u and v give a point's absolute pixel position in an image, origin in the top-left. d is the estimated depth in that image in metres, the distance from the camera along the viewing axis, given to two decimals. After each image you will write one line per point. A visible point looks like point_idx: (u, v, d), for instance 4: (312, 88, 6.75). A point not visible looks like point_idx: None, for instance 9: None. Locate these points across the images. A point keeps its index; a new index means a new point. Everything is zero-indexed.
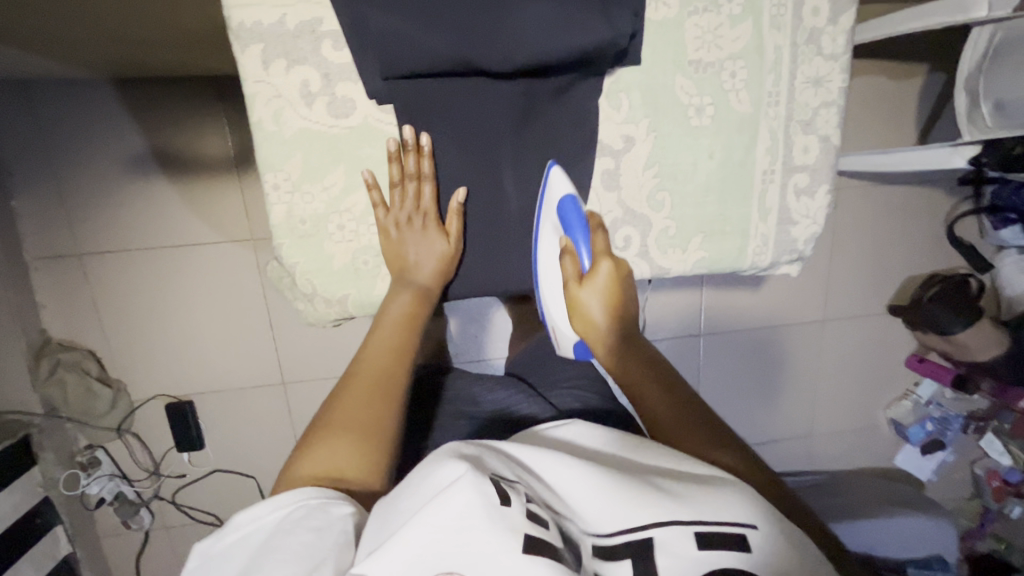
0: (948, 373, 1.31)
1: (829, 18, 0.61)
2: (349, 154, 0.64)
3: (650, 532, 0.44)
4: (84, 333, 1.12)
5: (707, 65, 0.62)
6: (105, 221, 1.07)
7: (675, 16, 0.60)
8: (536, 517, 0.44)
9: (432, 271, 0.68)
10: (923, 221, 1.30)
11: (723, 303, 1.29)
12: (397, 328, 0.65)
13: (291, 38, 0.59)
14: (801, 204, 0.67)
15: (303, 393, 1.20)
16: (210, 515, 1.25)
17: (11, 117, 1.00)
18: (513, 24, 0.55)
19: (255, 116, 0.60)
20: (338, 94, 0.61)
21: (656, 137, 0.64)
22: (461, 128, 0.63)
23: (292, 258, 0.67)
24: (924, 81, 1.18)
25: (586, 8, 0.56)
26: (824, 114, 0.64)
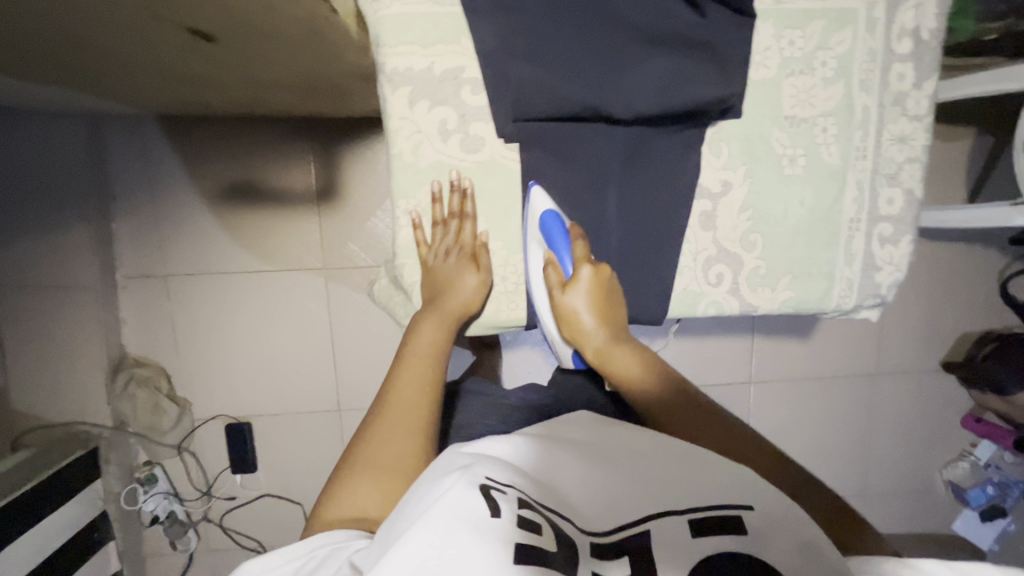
0: (1008, 434, 1.27)
1: (914, 83, 0.66)
2: (474, 186, 0.68)
3: (645, 525, 0.47)
4: (159, 349, 1.17)
5: (801, 120, 0.66)
6: (193, 243, 1.14)
7: (774, 77, 0.65)
8: (526, 522, 0.45)
9: (461, 304, 0.69)
10: (977, 279, 1.31)
11: (776, 350, 1.30)
12: (427, 360, 0.64)
13: (436, 82, 0.63)
14: (884, 251, 0.69)
15: (358, 421, 1.23)
16: (254, 542, 1.24)
17: (122, 148, 1.10)
18: (639, 78, 0.61)
19: (396, 148, 0.66)
20: (471, 133, 0.66)
21: (753, 183, 0.67)
22: (577, 164, 0.67)
23: (410, 277, 0.72)
24: (975, 144, 1.22)
25: (702, 66, 0.61)
26: (908, 169, 0.68)
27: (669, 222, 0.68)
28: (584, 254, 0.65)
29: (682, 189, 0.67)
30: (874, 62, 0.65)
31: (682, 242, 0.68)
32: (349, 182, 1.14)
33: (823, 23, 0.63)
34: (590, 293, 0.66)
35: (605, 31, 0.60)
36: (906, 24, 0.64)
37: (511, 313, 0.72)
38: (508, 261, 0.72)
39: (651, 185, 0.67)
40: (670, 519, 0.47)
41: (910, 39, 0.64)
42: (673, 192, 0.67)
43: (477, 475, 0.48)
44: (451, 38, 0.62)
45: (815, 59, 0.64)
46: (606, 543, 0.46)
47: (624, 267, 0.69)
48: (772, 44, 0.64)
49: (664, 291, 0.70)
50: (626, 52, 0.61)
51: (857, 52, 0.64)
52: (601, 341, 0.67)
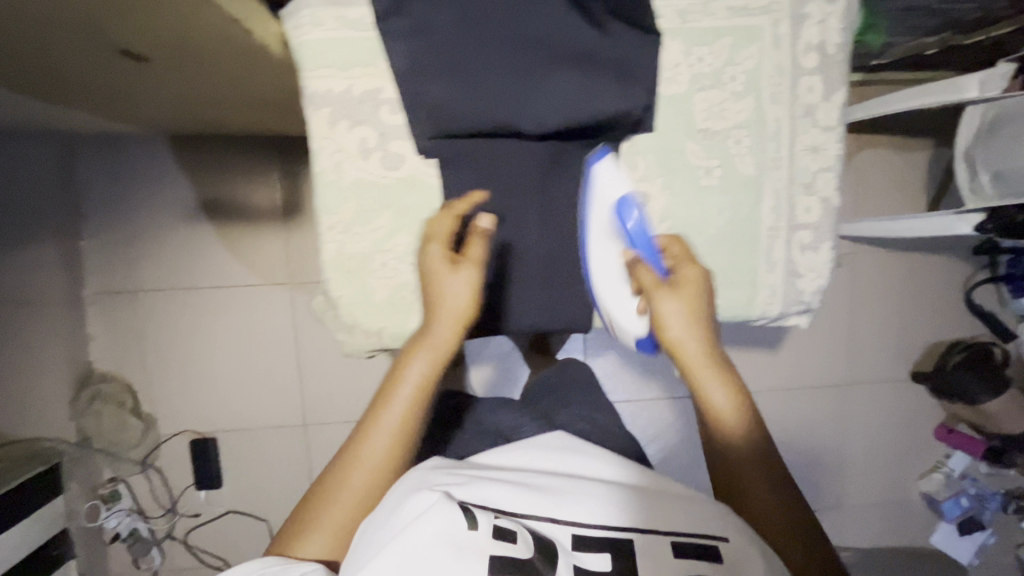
0: (980, 444, 1.27)
1: (822, 96, 0.66)
2: (396, 201, 0.64)
3: (624, 537, 0.55)
4: (126, 364, 1.18)
5: (715, 134, 0.66)
6: (159, 260, 1.16)
7: (684, 92, 0.65)
8: (502, 531, 0.53)
9: (452, 336, 0.61)
10: (941, 288, 1.32)
11: (743, 362, 1.30)
12: (407, 407, 0.60)
13: (355, 102, 0.62)
14: (805, 258, 0.70)
15: (323, 436, 1.23)
16: (218, 559, 1.23)
17: (91, 167, 1.13)
18: (546, 95, 0.62)
19: (316, 166, 0.63)
20: (391, 150, 0.63)
21: (672, 195, 0.68)
22: (492, 176, 0.66)
23: (337, 292, 0.65)
24: (931, 155, 1.25)
25: (607, 82, 0.63)
26: (823, 177, 0.69)
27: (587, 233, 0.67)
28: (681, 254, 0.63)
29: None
30: (783, 75, 0.66)
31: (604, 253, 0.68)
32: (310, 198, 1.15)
33: (731, 40, 0.64)
34: (688, 307, 0.61)
35: (512, 48, 0.61)
36: (811, 40, 0.65)
37: None
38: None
39: (570, 199, 0.67)
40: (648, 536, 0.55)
41: (816, 54, 0.65)
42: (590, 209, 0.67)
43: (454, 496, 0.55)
44: (368, 60, 0.61)
45: (724, 74, 0.65)
46: (580, 538, 0.55)
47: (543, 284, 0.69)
48: (681, 60, 0.64)
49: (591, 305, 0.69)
50: (535, 69, 0.61)
51: (765, 68, 0.65)
52: (699, 348, 0.62)
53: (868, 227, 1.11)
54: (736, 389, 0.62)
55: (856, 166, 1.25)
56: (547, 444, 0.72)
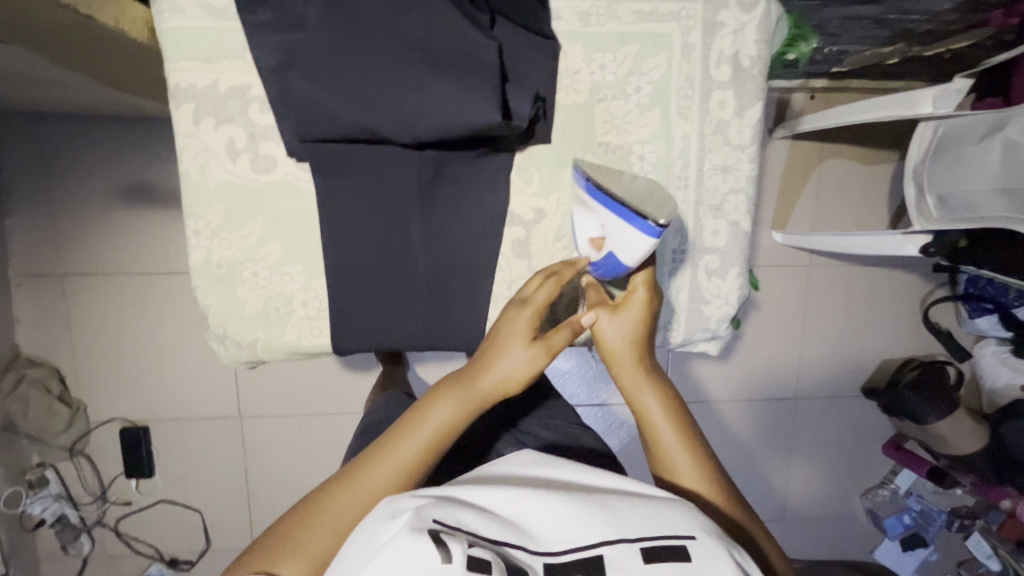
0: (925, 464, 1.26)
1: (734, 112, 0.61)
2: (268, 207, 0.60)
3: (600, 550, 0.41)
4: (52, 350, 1.14)
5: (615, 148, 0.62)
6: (86, 244, 1.12)
7: (585, 101, 0.61)
8: (477, 565, 0.38)
9: (495, 384, 0.55)
10: (897, 304, 1.30)
11: (690, 371, 1.28)
12: (424, 448, 0.52)
13: (222, 99, 0.57)
14: (712, 284, 0.66)
15: (257, 429, 1.20)
16: (150, 548, 1.22)
17: (14, 143, 1.08)
18: (412, 99, 0.52)
19: (182, 167, 0.58)
20: (261, 152, 0.58)
21: (567, 212, 0.63)
22: (369, 187, 0.59)
23: (205, 301, 0.61)
24: (894, 168, 1.20)
25: (486, 85, 0.53)
26: (732, 200, 0.63)
27: (475, 247, 0.63)
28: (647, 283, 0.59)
29: (491, 220, 0.63)
30: (692, 88, 0.61)
31: (496, 268, 0.64)
32: None
33: (636, 46, 0.60)
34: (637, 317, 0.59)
35: (376, 42, 0.52)
36: (724, 51, 0.60)
37: (312, 339, 0.63)
38: (309, 285, 0.62)
39: (457, 216, 0.62)
40: (627, 547, 0.42)
41: (729, 66, 0.60)
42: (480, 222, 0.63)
43: (424, 518, 0.42)
44: (236, 54, 0.56)
45: (628, 84, 0.61)
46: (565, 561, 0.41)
47: (429, 308, 0.64)
48: (581, 67, 0.60)
49: (481, 324, 0.66)
50: (407, 71, 0.52)
51: (673, 79, 0.61)
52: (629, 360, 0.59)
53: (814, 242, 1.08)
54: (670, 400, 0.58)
55: (814, 175, 1.21)
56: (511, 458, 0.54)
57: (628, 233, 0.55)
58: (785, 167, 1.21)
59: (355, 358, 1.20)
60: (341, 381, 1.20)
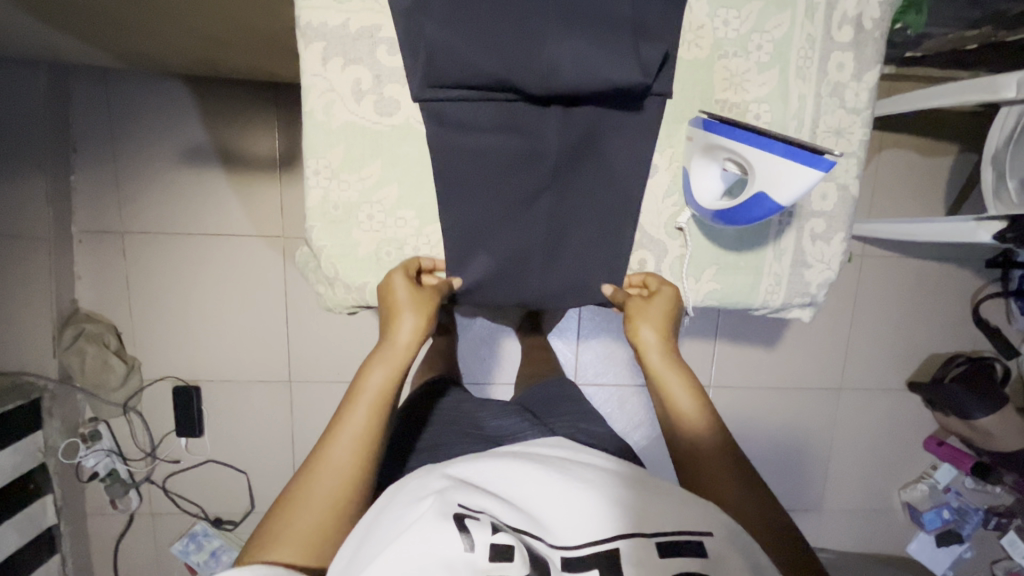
0: (969, 459, 1.26)
1: (853, 74, 0.58)
2: (388, 151, 0.58)
3: (618, 543, 0.50)
4: (112, 306, 1.16)
5: (733, 106, 0.59)
6: (151, 202, 1.13)
7: (707, 58, 0.58)
8: (497, 551, 0.47)
9: (414, 334, 0.59)
10: (948, 299, 1.29)
11: (738, 356, 1.28)
12: (368, 414, 0.57)
13: (351, 40, 0.55)
14: (816, 248, 0.62)
15: (306, 394, 1.21)
16: (197, 508, 1.24)
17: (87, 98, 1.09)
18: (549, 54, 0.51)
19: (306, 107, 0.56)
20: (386, 94, 0.56)
21: (680, 168, 0.61)
22: (488, 137, 0.58)
23: (318, 241, 0.60)
24: (955, 160, 1.20)
25: (621, 42, 0.52)
26: (843, 164, 0.61)
27: (590, 204, 0.61)
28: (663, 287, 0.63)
29: (610, 173, 0.60)
30: (813, 48, 0.58)
31: (608, 225, 0.62)
32: None
33: (759, 4, 0.57)
34: (659, 327, 0.63)
35: None
36: (848, 12, 0.57)
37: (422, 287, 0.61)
38: (421, 231, 0.61)
39: (574, 170, 0.60)
40: (642, 542, 0.50)
41: (852, 27, 0.57)
42: (599, 176, 0.60)
43: (449, 503, 0.51)
44: None
45: (749, 42, 0.58)
46: (577, 555, 0.50)
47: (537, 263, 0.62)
48: (705, 22, 0.57)
49: (590, 281, 0.64)
50: (542, 20, 0.52)
51: (795, 39, 0.57)
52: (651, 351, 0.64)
53: (878, 228, 1.08)
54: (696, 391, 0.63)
55: (874, 165, 1.20)
56: (535, 445, 0.65)
57: (790, 169, 0.49)
58: None
59: None
60: None
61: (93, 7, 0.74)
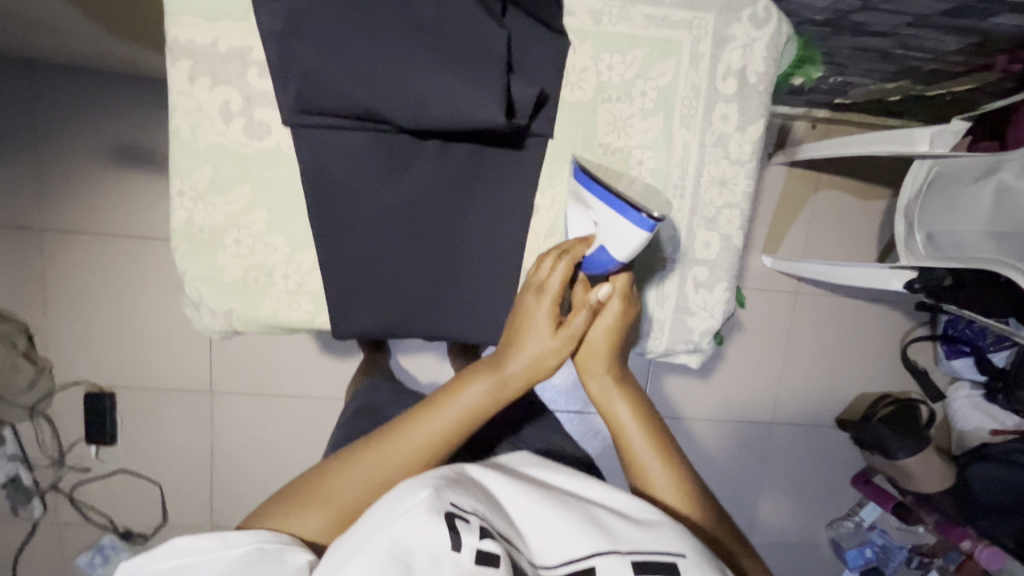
0: (892, 500, 1.27)
1: (737, 126, 0.59)
2: (259, 175, 0.56)
3: (591, 561, 0.43)
4: (24, 304, 1.11)
5: (616, 150, 0.58)
6: (71, 200, 1.09)
7: (590, 100, 0.57)
8: (484, 560, 0.40)
9: (525, 378, 0.54)
10: (877, 340, 1.31)
11: (670, 386, 1.28)
12: (451, 426, 0.51)
13: (221, 60, 0.53)
14: (698, 296, 0.62)
15: (227, 405, 1.18)
16: (105, 519, 1.19)
17: (10, 90, 1.05)
18: (414, 88, 0.49)
19: (172, 124, 0.54)
20: (256, 117, 0.55)
21: (562, 209, 0.59)
22: (360, 168, 0.55)
23: (182, 263, 0.58)
24: (887, 205, 1.22)
25: (492, 80, 0.50)
26: (727, 215, 0.61)
27: (471, 242, 0.60)
28: (625, 294, 0.54)
29: (491, 206, 0.59)
30: (696, 98, 0.58)
31: (490, 260, 0.60)
32: None
33: (644, 50, 0.56)
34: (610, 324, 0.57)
35: (380, 20, 0.48)
36: (732, 65, 0.57)
37: (291, 314, 0.60)
38: (291, 259, 0.59)
39: (454, 207, 0.58)
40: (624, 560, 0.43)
41: (735, 79, 0.57)
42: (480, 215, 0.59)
43: (444, 499, 0.42)
44: (240, 14, 0.52)
45: (633, 88, 0.57)
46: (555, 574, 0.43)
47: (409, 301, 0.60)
48: (589, 66, 0.56)
49: (469, 321, 0.62)
50: (407, 49, 0.49)
51: (678, 87, 0.57)
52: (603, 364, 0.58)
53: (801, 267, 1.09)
54: (644, 414, 0.57)
55: (807, 205, 1.22)
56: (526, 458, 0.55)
57: (622, 228, 0.50)
58: (783, 192, 1.21)
59: (338, 343, 1.18)
60: (320, 364, 1.18)
61: None
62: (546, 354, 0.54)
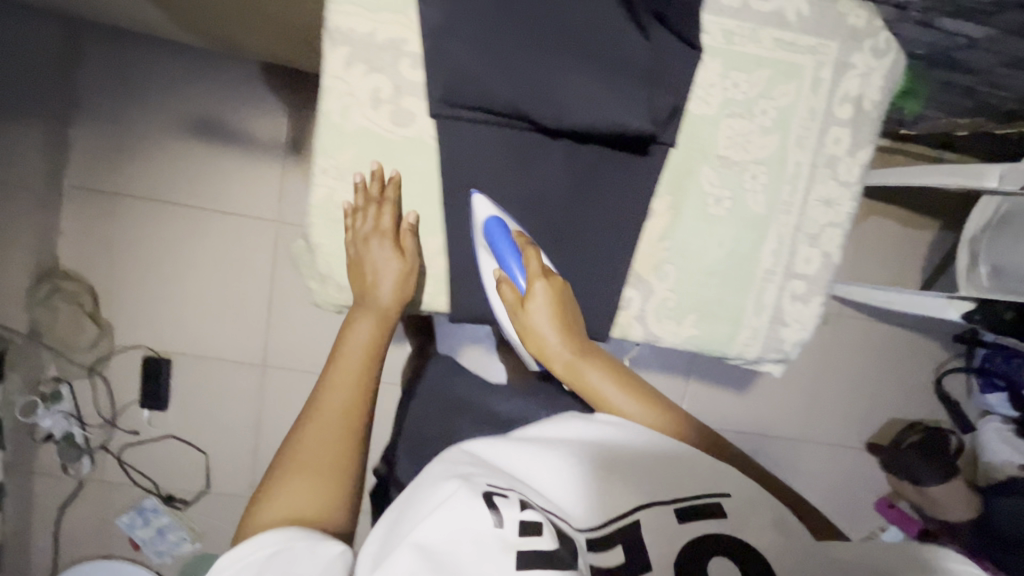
0: (915, 524, 1.31)
1: (847, 149, 0.62)
2: (398, 161, 0.60)
3: (639, 513, 0.47)
4: (93, 267, 1.14)
5: (733, 163, 0.61)
6: (145, 168, 1.11)
7: (713, 114, 0.60)
8: (530, 527, 0.44)
9: (396, 293, 0.62)
10: (912, 368, 1.34)
11: (708, 397, 1.30)
12: (357, 369, 0.59)
13: (377, 49, 0.57)
14: (794, 308, 0.65)
15: (278, 381, 1.20)
16: (149, 482, 1.22)
17: (98, 57, 1.08)
18: (569, 93, 0.54)
19: (323, 106, 0.58)
20: (404, 106, 0.58)
21: (676, 215, 0.62)
22: (488, 154, 0.58)
23: (318, 238, 0.62)
24: (934, 236, 1.25)
25: (639, 92, 0.56)
26: (829, 233, 0.64)
27: (591, 238, 0.61)
28: (554, 288, 0.58)
29: (608, 208, 0.61)
30: (813, 121, 0.61)
31: (602, 254, 0.62)
32: None
33: (769, 73, 0.60)
34: (553, 310, 0.59)
35: (539, 29, 0.54)
36: (849, 92, 0.61)
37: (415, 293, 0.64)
38: (419, 242, 0.63)
39: (574, 200, 0.61)
40: (659, 510, 0.48)
41: (852, 105, 0.61)
42: (599, 213, 0.61)
43: (476, 483, 0.47)
44: (400, 8, 0.56)
45: (755, 105, 0.60)
46: (599, 531, 0.46)
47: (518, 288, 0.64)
48: (716, 82, 0.59)
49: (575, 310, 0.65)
50: (563, 58, 0.54)
51: (798, 109, 0.60)
52: (567, 351, 0.60)
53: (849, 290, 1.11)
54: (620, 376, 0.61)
55: (857, 230, 1.25)
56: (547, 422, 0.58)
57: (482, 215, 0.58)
58: None
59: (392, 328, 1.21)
60: None
61: None
62: (401, 270, 0.62)
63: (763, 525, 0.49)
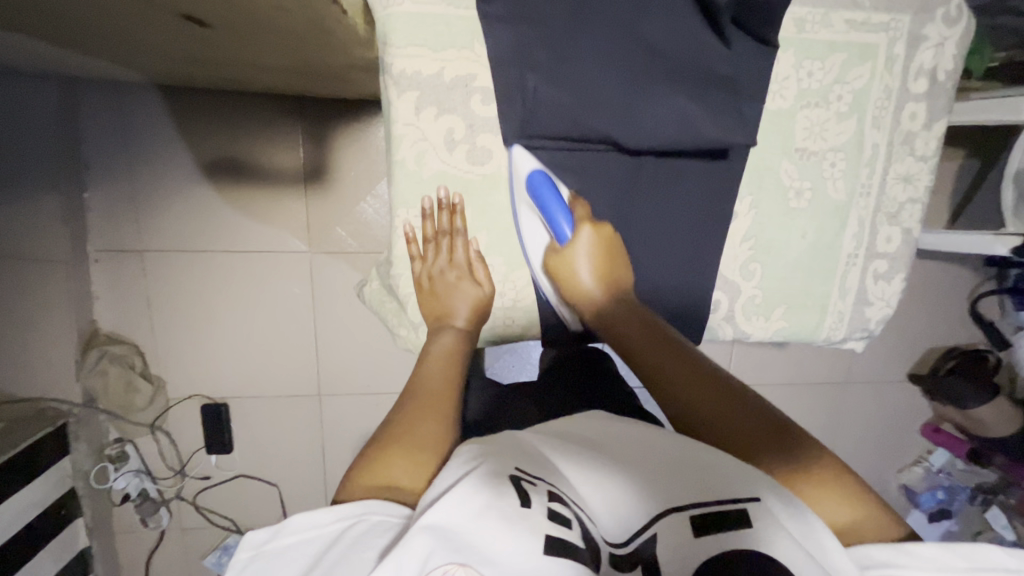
0: (962, 445, 1.36)
1: (923, 125, 0.69)
2: (479, 198, 0.69)
3: (654, 527, 0.45)
4: (135, 328, 1.13)
5: (812, 154, 0.68)
6: (166, 219, 1.09)
7: (789, 107, 0.67)
8: (554, 514, 0.44)
9: (471, 306, 0.69)
10: (948, 297, 1.36)
11: (753, 354, 1.33)
12: (444, 365, 0.62)
13: (446, 89, 0.64)
14: (878, 287, 0.73)
15: (337, 406, 1.22)
16: (227, 521, 1.24)
17: (94, 113, 1.03)
18: (650, 117, 0.63)
19: (400, 156, 0.66)
20: (479, 144, 0.66)
21: (757, 215, 0.70)
22: (570, 180, 0.69)
23: (406, 288, 0.72)
24: (960, 165, 1.25)
25: (713, 106, 0.64)
26: (909, 209, 0.72)
27: (690, 240, 0.70)
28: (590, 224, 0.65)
29: (693, 218, 0.70)
30: (889, 101, 0.68)
31: (693, 255, 0.70)
32: (339, 165, 1.09)
33: (842, 57, 0.66)
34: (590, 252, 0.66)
35: (622, 56, 0.62)
36: (924, 65, 0.67)
37: (505, 328, 0.74)
38: (507, 276, 0.72)
39: (658, 206, 0.69)
40: (679, 515, 0.45)
41: (926, 79, 0.67)
42: (680, 211, 0.70)
43: (506, 465, 0.48)
44: (465, 44, 0.63)
45: (831, 92, 0.67)
46: (622, 553, 0.45)
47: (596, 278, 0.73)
48: (791, 74, 0.66)
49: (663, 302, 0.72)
50: (643, 83, 0.62)
51: (873, 89, 0.67)
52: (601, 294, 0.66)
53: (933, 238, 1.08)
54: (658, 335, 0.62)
55: None
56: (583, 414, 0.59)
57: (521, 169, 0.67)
58: None
59: None
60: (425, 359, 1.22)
61: (108, 37, 0.68)
62: (472, 291, 0.70)
63: (792, 547, 0.42)
